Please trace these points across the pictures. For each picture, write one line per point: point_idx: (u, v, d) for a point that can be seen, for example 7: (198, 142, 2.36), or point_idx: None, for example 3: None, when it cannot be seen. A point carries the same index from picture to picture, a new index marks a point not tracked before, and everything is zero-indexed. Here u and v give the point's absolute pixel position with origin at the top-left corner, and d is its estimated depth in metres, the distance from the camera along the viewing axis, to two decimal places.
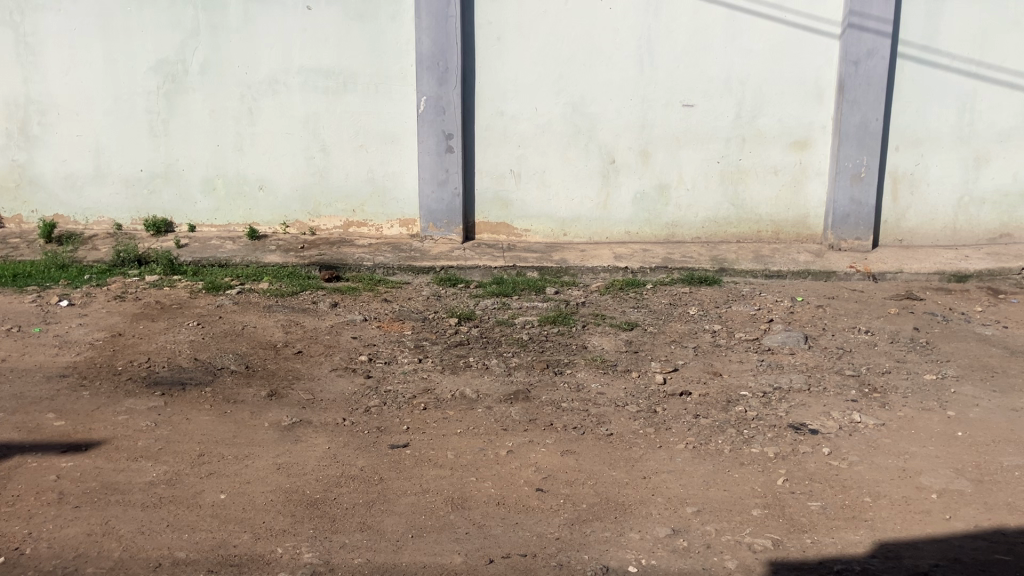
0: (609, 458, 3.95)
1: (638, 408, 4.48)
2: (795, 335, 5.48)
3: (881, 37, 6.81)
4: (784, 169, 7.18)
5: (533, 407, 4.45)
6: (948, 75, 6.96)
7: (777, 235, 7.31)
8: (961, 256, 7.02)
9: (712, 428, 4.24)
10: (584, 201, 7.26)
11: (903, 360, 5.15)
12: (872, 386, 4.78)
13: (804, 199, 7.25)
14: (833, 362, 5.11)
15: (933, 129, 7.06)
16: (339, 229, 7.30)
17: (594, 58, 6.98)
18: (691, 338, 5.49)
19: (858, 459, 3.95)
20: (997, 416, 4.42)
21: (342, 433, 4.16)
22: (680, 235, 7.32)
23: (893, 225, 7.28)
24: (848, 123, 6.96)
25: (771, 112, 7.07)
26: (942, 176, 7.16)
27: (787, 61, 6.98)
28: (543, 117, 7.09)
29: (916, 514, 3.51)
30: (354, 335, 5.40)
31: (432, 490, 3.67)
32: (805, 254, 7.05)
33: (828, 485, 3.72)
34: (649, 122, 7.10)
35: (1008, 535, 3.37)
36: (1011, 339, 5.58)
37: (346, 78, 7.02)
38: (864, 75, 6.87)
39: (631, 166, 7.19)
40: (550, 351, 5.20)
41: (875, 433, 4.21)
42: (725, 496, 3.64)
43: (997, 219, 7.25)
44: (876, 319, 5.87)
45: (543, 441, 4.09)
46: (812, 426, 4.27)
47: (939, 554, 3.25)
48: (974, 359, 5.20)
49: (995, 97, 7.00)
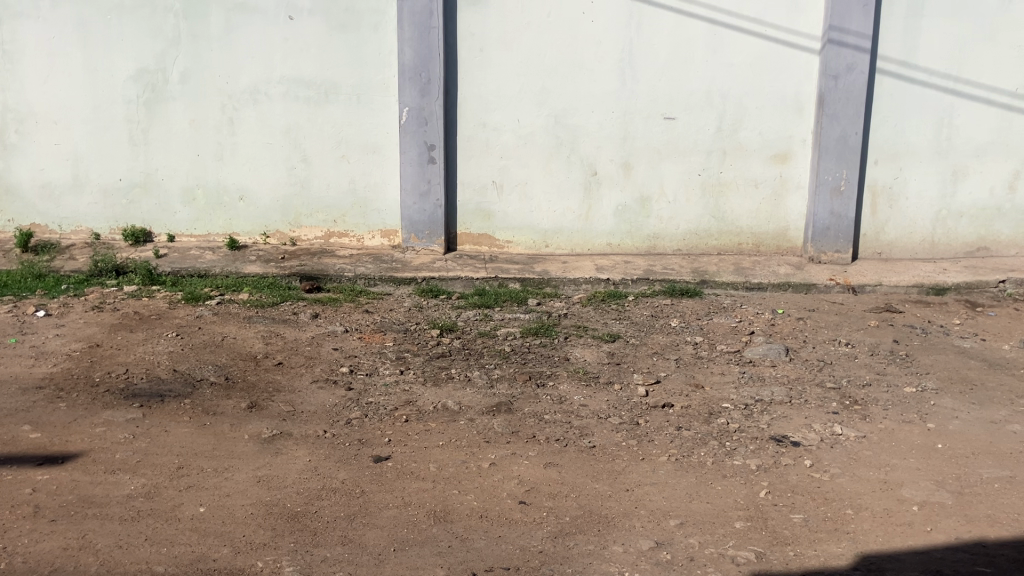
0: (593, 470, 3.94)
1: (621, 420, 4.47)
2: (776, 346, 5.51)
3: (860, 51, 6.88)
4: (764, 183, 7.22)
5: (516, 419, 4.43)
6: (926, 90, 7.04)
7: (757, 247, 7.35)
8: (939, 269, 7.08)
9: (695, 440, 4.24)
10: (566, 212, 7.27)
11: (883, 372, 5.18)
12: (853, 398, 4.80)
13: (784, 211, 7.29)
14: (815, 374, 5.13)
15: (912, 143, 7.13)
16: (321, 239, 7.26)
17: (576, 71, 7.01)
18: (673, 350, 5.50)
19: (840, 471, 3.97)
20: (975, 428, 4.45)
21: (323, 446, 4.12)
22: (662, 247, 7.34)
23: (872, 238, 7.33)
24: (828, 137, 7.01)
25: (752, 125, 7.12)
26: (921, 190, 7.23)
27: (767, 74, 7.03)
28: (526, 128, 7.10)
29: (899, 527, 3.52)
30: (335, 346, 5.36)
31: (414, 503, 3.64)
32: (784, 267, 7.09)
33: (810, 498, 3.73)
34: (631, 135, 7.13)
35: (988, 547, 3.38)
36: (989, 352, 5.62)
37: (328, 88, 7.00)
38: (843, 90, 6.93)
39: (614, 178, 7.21)
40: (532, 363, 5.19)
41: (856, 445, 4.23)
42: (708, 508, 3.63)
43: (974, 233, 7.32)
44: (855, 332, 5.89)
45: (526, 454, 4.07)
46: (793, 438, 4.28)
47: (921, 566, 3.25)
48: (953, 371, 5.23)
49: (972, 112, 7.09)
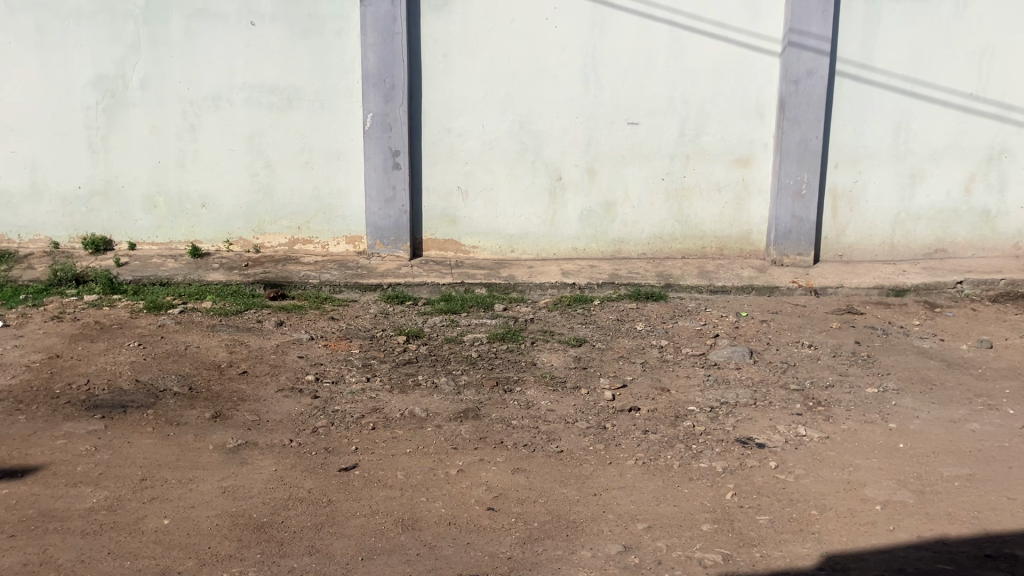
0: (560, 475, 3.95)
1: (588, 424, 4.49)
2: (740, 349, 5.56)
3: (819, 56, 6.97)
4: (727, 187, 7.29)
5: (484, 425, 4.43)
6: (884, 94, 7.16)
7: (721, 251, 7.41)
8: (898, 271, 7.19)
9: (661, 444, 4.27)
10: (531, 217, 7.29)
11: (845, 373, 5.25)
12: (816, 399, 4.86)
13: (746, 215, 7.37)
14: (778, 376, 5.18)
15: (871, 146, 7.25)
16: (285, 246, 7.21)
17: (540, 76, 7.03)
18: (639, 354, 5.53)
19: (804, 472, 4.01)
20: (936, 427, 4.53)
21: (289, 455, 4.09)
22: (627, 251, 7.38)
23: (833, 241, 7.43)
24: (789, 141, 7.09)
25: (714, 130, 7.19)
26: (880, 193, 7.34)
27: (728, 79, 7.10)
28: (490, 134, 7.11)
29: (862, 526, 3.56)
30: (300, 354, 5.32)
31: (381, 511, 3.63)
32: (748, 270, 7.16)
33: (775, 499, 3.76)
34: (596, 140, 7.16)
35: (949, 544, 3.43)
36: (949, 352, 5.72)
37: (291, 94, 6.96)
38: (803, 94, 7.02)
39: (579, 183, 7.24)
40: (499, 368, 5.19)
41: (820, 446, 4.28)
42: (675, 511, 3.66)
43: (932, 235, 7.45)
44: (818, 334, 5.97)
45: (494, 460, 4.07)
46: (758, 440, 4.32)
47: (884, 565, 3.29)
48: (913, 372, 5.32)
49: (929, 116, 7.22)
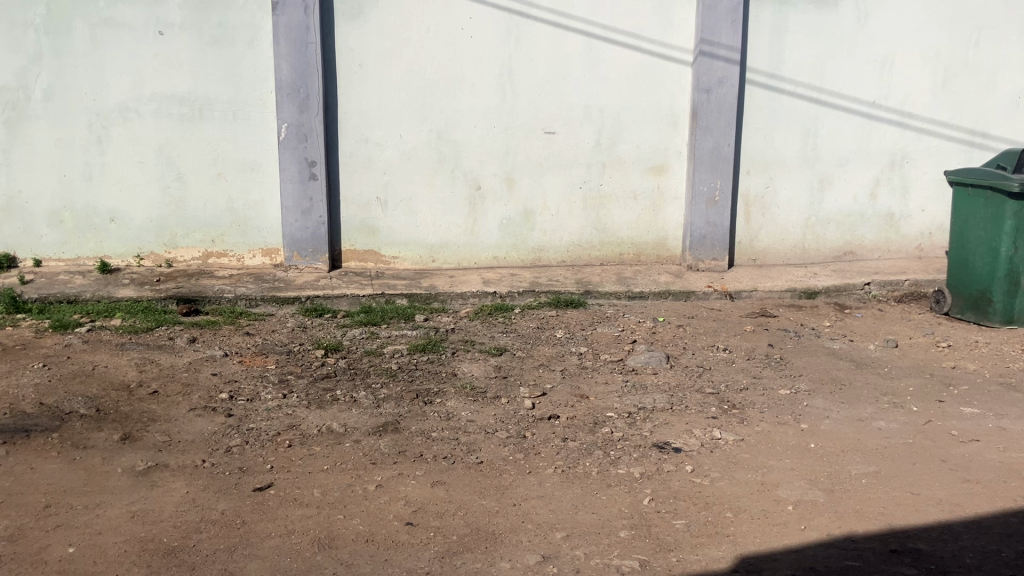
0: (479, 486, 3.94)
1: (508, 433, 4.49)
2: (657, 354, 5.63)
3: (730, 65, 7.12)
4: (643, 194, 7.40)
5: (403, 438, 4.40)
6: (792, 101, 7.36)
7: (639, 257, 7.51)
8: (809, 274, 7.39)
9: (580, 451, 4.30)
10: (451, 227, 7.27)
11: (758, 376, 5.37)
12: (730, 402, 4.96)
13: (662, 221, 7.48)
14: (694, 380, 5.27)
15: (781, 153, 7.44)
16: (198, 260, 7.05)
17: (456, 85, 7.03)
18: (559, 361, 5.56)
19: (719, 475, 4.08)
20: (845, 427, 4.65)
21: (201, 476, 3.99)
22: (547, 259, 7.42)
23: (747, 245, 7.60)
24: (703, 149, 7.22)
25: (630, 138, 7.28)
26: (790, 198, 7.54)
27: (642, 88, 7.21)
28: (408, 143, 7.07)
29: (775, 527, 3.64)
30: (214, 371, 5.20)
31: (297, 530, 3.56)
32: (665, 275, 7.27)
33: (691, 503, 3.82)
34: (514, 148, 7.19)
35: (857, 540, 3.52)
36: (857, 352, 5.89)
37: (202, 105, 6.82)
38: (715, 103, 7.16)
39: (497, 192, 7.25)
40: (419, 380, 5.16)
41: (735, 448, 4.36)
42: (593, 519, 3.68)
43: (841, 238, 7.67)
44: (732, 337, 6.09)
45: (413, 473, 4.04)
46: (675, 444, 4.38)
47: (795, 564, 3.36)
48: (823, 372, 5.47)
49: (835, 123, 7.46)
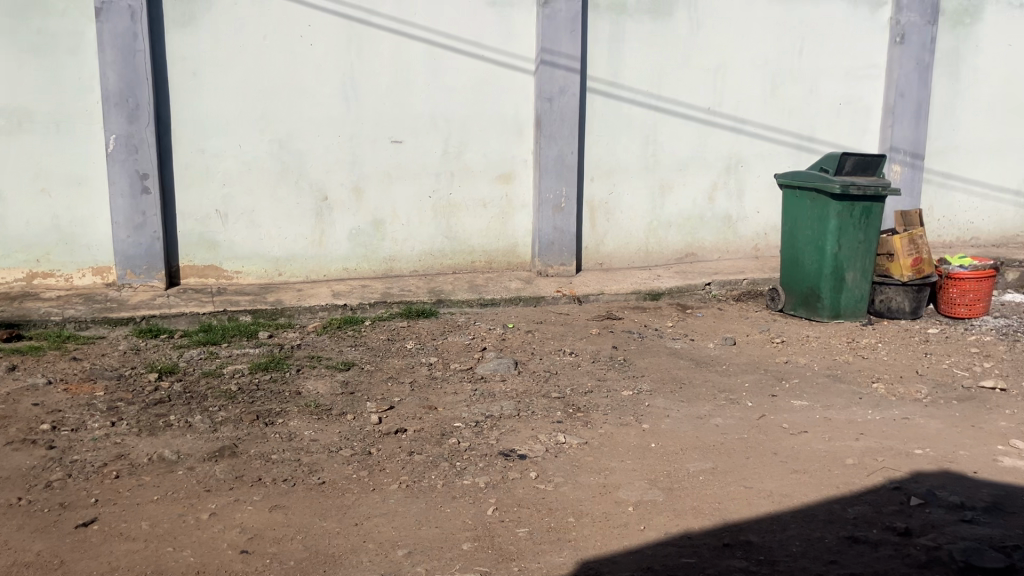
0: (321, 508, 3.83)
1: (352, 450, 4.40)
2: (505, 361, 5.65)
3: (571, 73, 7.22)
4: (491, 202, 7.42)
5: (241, 462, 4.24)
6: (632, 109, 7.56)
7: (489, 265, 7.52)
8: (653, 276, 7.59)
9: (425, 464, 4.25)
10: (296, 239, 7.07)
11: (604, 378, 5.46)
12: (576, 405, 5.02)
13: (511, 229, 7.52)
14: (541, 385, 5.31)
15: (623, 159, 7.62)
16: (21, 281, 6.61)
17: (297, 94, 6.87)
18: (407, 373, 5.50)
19: (563, 480, 4.12)
20: (684, 425, 4.78)
21: (17, 516, 3.72)
22: (397, 269, 7.33)
23: (594, 250, 7.73)
24: (547, 156, 7.29)
25: (476, 146, 7.30)
26: (633, 203, 7.74)
27: (486, 97, 7.24)
28: (247, 154, 6.85)
29: (615, 529, 3.69)
30: (35, 402, 4.87)
31: (121, 568, 3.36)
32: (515, 282, 7.31)
33: (535, 510, 3.83)
34: (359, 158, 7.08)
35: (693, 537, 3.61)
36: (697, 351, 6.08)
37: (20, 116, 6.40)
38: (558, 111, 7.25)
39: (343, 203, 7.12)
40: (260, 401, 4.98)
41: (579, 452, 4.42)
42: (436, 533, 3.64)
43: (683, 240, 7.93)
44: (578, 341, 6.18)
45: (251, 499, 3.89)
46: (520, 451, 4.40)
47: (633, 565, 3.41)
48: (665, 372, 5.62)
49: (673, 129, 7.70)
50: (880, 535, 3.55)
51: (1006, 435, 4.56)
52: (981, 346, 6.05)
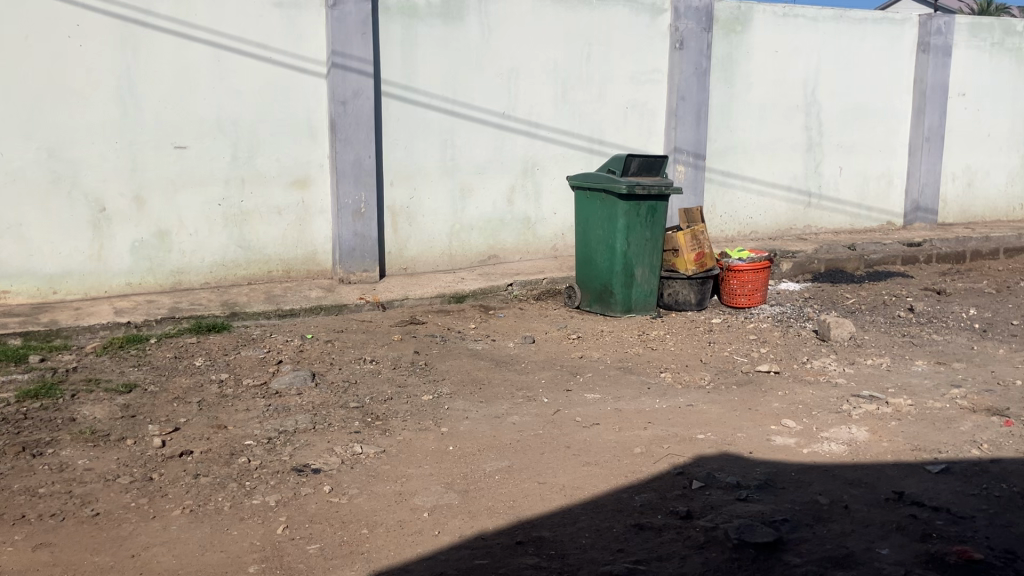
0: (93, 542, 3.56)
1: (132, 478, 4.13)
2: (301, 373, 5.47)
3: (363, 77, 7.09)
4: (287, 209, 7.21)
5: (2, 499, 3.88)
6: (428, 113, 7.55)
7: (288, 274, 7.29)
8: (457, 279, 7.56)
9: (212, 486, 4.05)
10: (71, 254, 6.57)
11: (403, 384, 5.40)
12: (373, 414, 4.94)
13: (310, 236, 7.33)
14: (339, 396, 5.19)
15: (422, 163, 7.59)
16: None
17: (67, 99, 6.40)
18: (196, 392, 5.22)
19: (358, 492, 4.03)
20: (482, 426, 4.80)
21: None
22: (188, 282, 6.97)
23: (396, 255, 7.64)
24: (343, 161, 7.11)
25: (268, 152, 7.07)
26: (433, 207, 7.72)
27: (276, 101, 7.02)
28: (12, 164, 6.31)
29: (409, 536, 3.65)
30: None
31: None
32: (316, 290, 7.10)
33: (327, 525, 3.72)
34: (140, 166, 6.69)
35: (486, 538, 3.62)
36: (498, 351, 6.13)
37: None
38: (352, 115, 7.09)
39: (125, 214, 6.70)
40: (27, 431, 4.58)
41: (376, 462, 4.34)
42: (221, 558, 3.46)
43: (484, 243, 8.00)
44: (379, 348, 6.09)
45: (12, 539, 3.57)
46: (314, 465, 4.28)
47: (426, 571, 3.37)
48: (464, 374, 5.63)
49: (470, 133, 7.76)
50: (663, 520, 3.70)
51: (779, 415, 4.87)
52: (759, 333, 6.45)
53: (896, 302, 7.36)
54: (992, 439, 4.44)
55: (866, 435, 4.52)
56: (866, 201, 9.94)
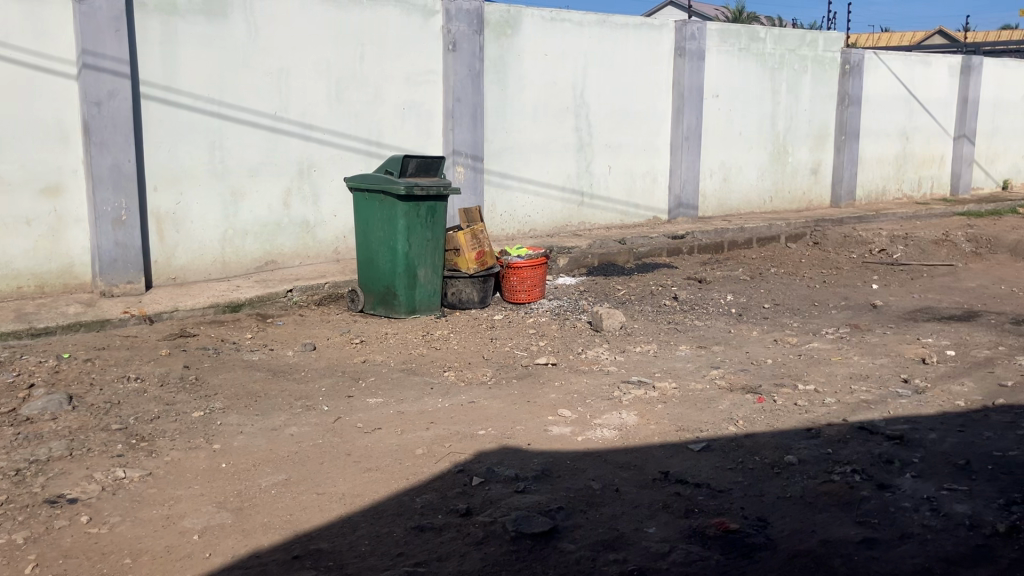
0: None
1: None
2: (56, 397, 5.05)
3: (118, 77, 6.66)
4: (36, 219, 6.63)
5: None
6: (193, 115, 7.20)
7: (41, 289, 6.71)
8: (232, 287, 7.23)
9: None
10: None
11: (172, 402, 5.11)
12: (139, 435, 4.64)
13: (65, 247, 6.78)
14: (100, 418, 4.83)
15: (188, 167, 7.22)
16: None
17: None
18: None
19: (120, 519, 3.77)
20: (258, 439, 4.63)
21: None
22: None
23: (164, 265, 7.23)
24: (99, 166, 6.65)
25: (11, 158, 6.47)
26: (203, 213, 7.36)
27: (18, 102, 6.44)
28: None
29: (177, 561, 3.45)
30: None
31: None
32: (74, 306, 6.57)
33: (84, 558, 3.46)
34: None
35: (261, 555, 3.48)
36: (276, 360, 5.94)
37: None
38: (107, 117, 6.64)
39: None
40: None
41: (141, 485, 4.08)
42: None
43: (260, 248, 7.71)
44: (145, 364, 5.73)
45: None
46: (71, 495, 3.96)
47: None
48: (239, 386, 5.40)
49: (240, 135, 7.46)
50: (443, 519, 3.71)
51: (555, 406, 5.02)
52: (538, 327, 6.63)
53: (663, 291, 7.80)
54: (747, 414, 4.78)
55: (636, 420, 4.75)
56: (634, 197, 10.47)
